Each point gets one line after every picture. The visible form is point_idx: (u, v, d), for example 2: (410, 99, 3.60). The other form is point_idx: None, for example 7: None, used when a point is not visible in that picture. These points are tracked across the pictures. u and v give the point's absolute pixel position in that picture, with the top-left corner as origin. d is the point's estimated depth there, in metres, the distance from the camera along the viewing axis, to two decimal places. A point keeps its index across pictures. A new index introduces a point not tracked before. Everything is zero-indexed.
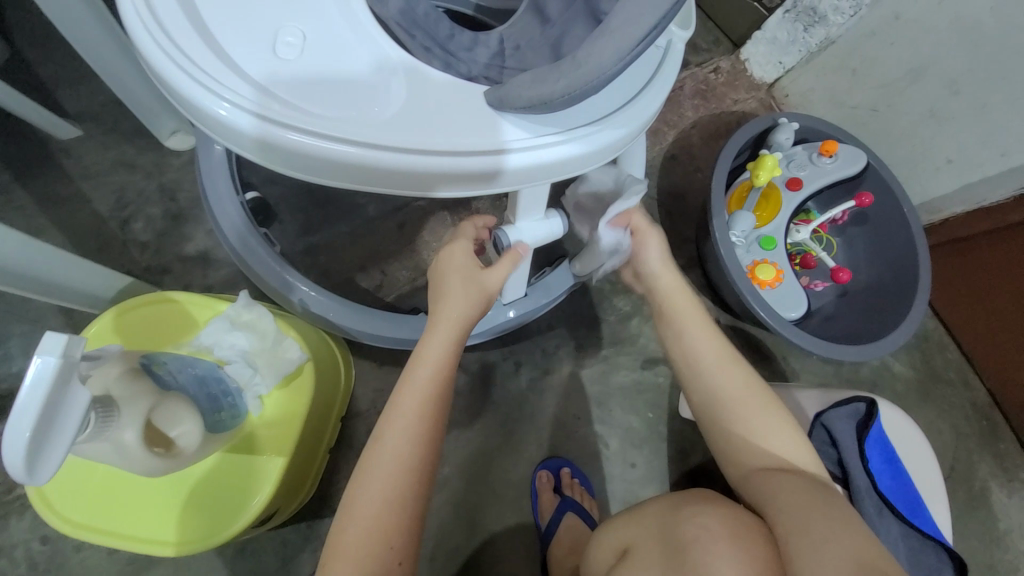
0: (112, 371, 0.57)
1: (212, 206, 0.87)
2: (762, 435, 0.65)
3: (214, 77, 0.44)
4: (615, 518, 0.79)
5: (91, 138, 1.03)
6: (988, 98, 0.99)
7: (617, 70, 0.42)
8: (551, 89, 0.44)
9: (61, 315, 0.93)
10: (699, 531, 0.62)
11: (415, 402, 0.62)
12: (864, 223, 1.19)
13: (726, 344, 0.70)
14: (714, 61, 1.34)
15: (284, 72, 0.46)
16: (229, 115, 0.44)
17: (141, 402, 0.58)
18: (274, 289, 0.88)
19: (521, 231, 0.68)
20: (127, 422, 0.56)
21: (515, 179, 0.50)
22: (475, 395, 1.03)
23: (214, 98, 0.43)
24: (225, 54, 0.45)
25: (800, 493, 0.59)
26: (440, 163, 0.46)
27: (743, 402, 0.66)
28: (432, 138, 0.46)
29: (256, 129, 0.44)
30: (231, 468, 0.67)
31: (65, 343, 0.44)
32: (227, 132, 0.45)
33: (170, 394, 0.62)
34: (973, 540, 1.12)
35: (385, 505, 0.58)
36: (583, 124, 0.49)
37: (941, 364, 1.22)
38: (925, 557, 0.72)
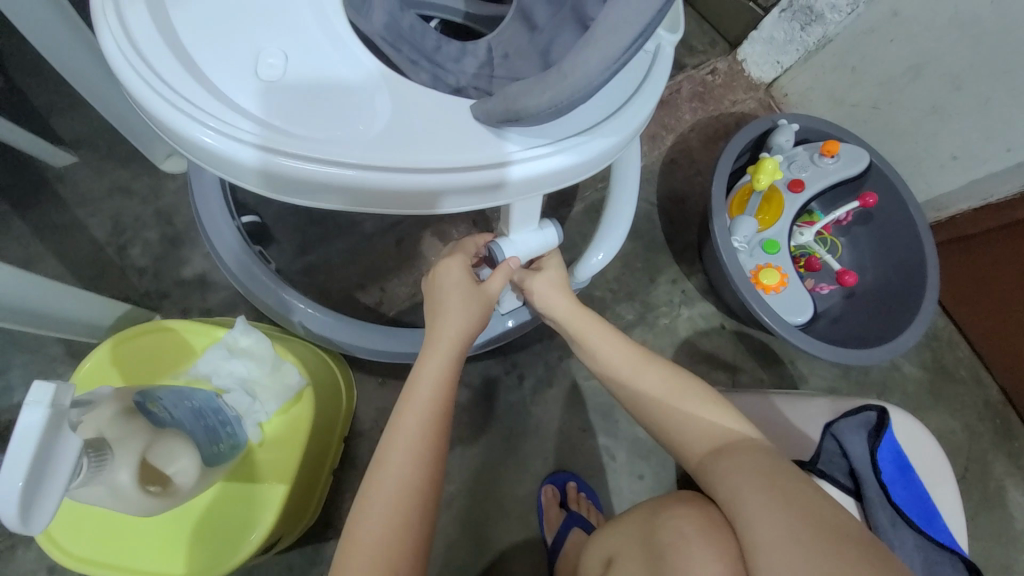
0: (105, 414, 0.58)
1: (206, 228, 0.86)
2: (685, 414, 0.65)
3: (200, 106, 0.43)
4: (605, 525, 0.78)
5: (86, 164, 1.03)
6: (991, 93, 0.98)
7: (603, 80, 0.41)
8: (537, 101, 0.42)
9: (61, 343, 0.93)
10: (675, 537, 0.61)
11: (414, 419, 0.61)
12: (869, 223, 1.17)
13: (631, 344, 0.72)
14: (711, 63, 1.33)
15: (270, 96, 0.45)
16: (217, 144, 0.43)
17: (135, 441, 0.57)
18: (273, 309, 0.87)
19: (516, 244, 0.65)
20: (121, 464, 0.56)
21: (511, 192, 0.49)
22: (478, 409, 1.02)
23: (201, 128, 0.43)
24: (209, 82, 0.44)
25: (749, 468, 0.57)
26: (436, 179, 0.45)
27: (663, 396, 0.67)
28: (422, 155, 0.45)
29: (243, 155, 0.43)
30: (231, 498, 0.66)
31: (53, 392, 0.44)
32: (218, 161, 0.44)
33: (165, 432, 0.61)
34: (991, 543, 1.09)
35: (391, 525, 0.57)
36: (574, 133, 0.48)
37: (951, 363, 1.20)
38: (940, 568, 0.69)
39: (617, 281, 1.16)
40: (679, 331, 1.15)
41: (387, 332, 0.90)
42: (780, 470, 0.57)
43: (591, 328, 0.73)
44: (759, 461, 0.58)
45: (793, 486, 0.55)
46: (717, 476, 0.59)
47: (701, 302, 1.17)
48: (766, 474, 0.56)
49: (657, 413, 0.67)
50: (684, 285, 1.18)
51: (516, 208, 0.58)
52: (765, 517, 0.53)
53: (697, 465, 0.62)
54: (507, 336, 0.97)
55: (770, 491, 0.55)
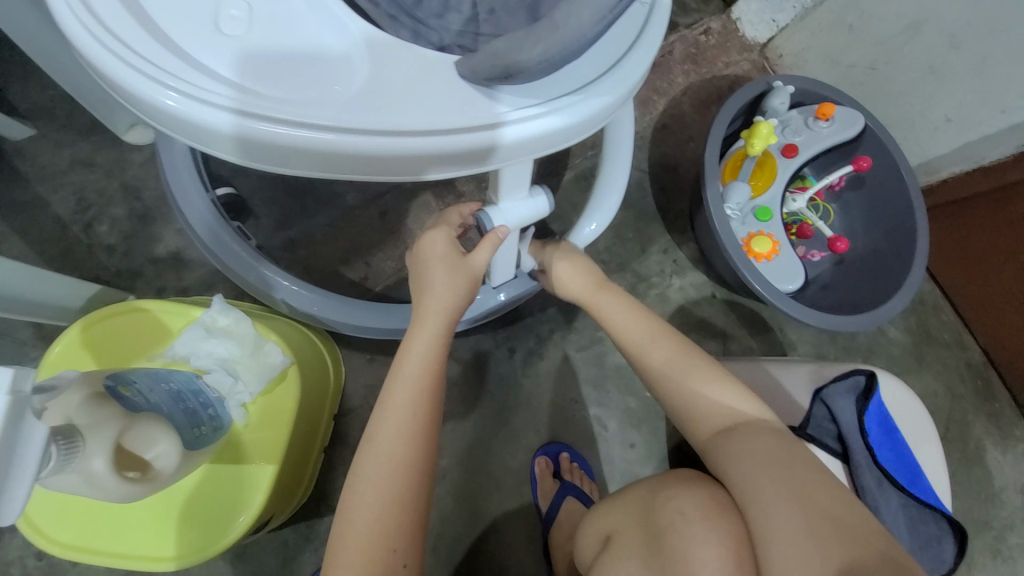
0: (74, 398, 0.55)
1: (178, 202, 0.81)
2: (697, 389, 0.65)
3: (158, 64, 0.38)
4: (600, 504, 0.77)
5: (44, 136, 0.96)
6: (988, 52, 0.94)
7: (597, 33, 0.38)
8: (526, 56, 0.39)
9: (33, 327, 0.89)
10: (676, 516, 0.62)
11: (406, 401, 0.60)
12: (860, 188, 1.16)
13: (654, 319, 0.72)
14: (704, 22, 1.27)
15: (235, 52, 0.40)
16: (179, 105, 0.39)
17: (108, 427, 0.56)
18: (253, 286, 0.83)
19: (506, 212, 0.60)
20: (94, 450, 0.54)
21: (501, 157, 0.45)
22: (469, 383, 1.01)
23: (158, 88, 0.38)
24: (164, 37, 0.39)
25: (764, 452, 0.58)
26: (423, 143, 0.42)
27: (676, 370, 0.66)
28: (404, 118, 0.41)
29: (206, 118, 0.39)
30: (221, 479, 0.66)
31: (13, 377, 0.42)
32: (180, 125, 0.40)
33: (141, 416, 0.60)
34: (969, 499, 1.14)
35: (387, 506, 0.56)
36: (566, 93, 0.44)
37: (936, 326, 1.22)
38: (924, 526, 0.72)
39: (608, 251, 1.15)
40: (671, 302, 1.14)
41: (375, 309, 0.88)
42: (795, 456, 0.57)
43: (614, 307, 0.73)
44: (774, 446, 0.58)
45: (808, 475, 0.55)
46: (729, 456, 0.59)
47: (692, 271, 1.16)
48: (782, 463, 0.56)
49: (668, 387, 0.66)
50: (676, 255, 1.16)
51: (506, 172, 0.54)
52: (778, 509, 0.53)
53: (707, 439, 0.62)
54: (497, 309, 0.94)
55: (783, 481, 0.55)
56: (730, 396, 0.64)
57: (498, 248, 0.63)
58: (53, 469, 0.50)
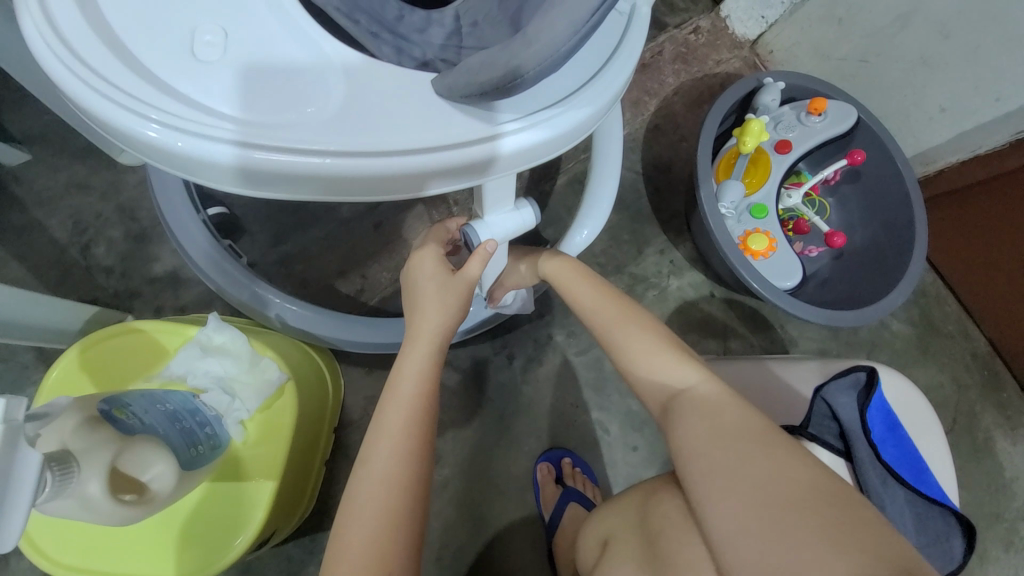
0: (68, 424, 0.56)
1: (172, 226, 0.82)
2: (646, 366, 0.59)
3: (140, 96, 0.39)
4: (603, 507, 0.76)
5: (40, 161, 0.97)
6: (979, 41, 0.94)
7: (571, 49, 0.38)
8: (500, 72, 0.39)
9: (33, 350, 0.90)
10: (664, 521, 0.60)
11: (401, 418, 0.60)
12: (857, 181, 1.15)
13: (601, 289, 0.68)
14: (694, 21, 1.27)
15: (213, 79, 0.40)
16: (163, 136, 0.39)
17: (103, 451, 0.56)
18: (245, 305, 0.83)
19: (492, 226, 0.61)
20: (89, 476, 0.55)
21: (482, 171, 0.45)
22: (468, 392, 1.01)
23: (140, 120, 0.39)
24: (144, 68, 0.40)
25: (702, 429, 0.50)
26: (405, 163, 0.42)
27: (617, 332, 0.63)
28: (384, 138, 0.41)
29: (189, 148, 0.39)
30: (219, 498, 0.66)
31: (7, 407, 0.42)
32: (166, 156, 0.40)
33: (136, 438, 0.60)
34: (980, 492, 1.12)
35: (382, 527, 0.55)
36: (545, 107, 0.44)
37: (940, 318, 1.20)
38: (932, 521, 0.72)
39: (604, 254, 1.14)
40: (669, 303, 1.14)
41: (371, 323, 0.88)
42: (741, 426, 0.49)
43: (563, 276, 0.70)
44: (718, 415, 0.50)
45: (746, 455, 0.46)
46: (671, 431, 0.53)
47: (689, 271, 1.16)
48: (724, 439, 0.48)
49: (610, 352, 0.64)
50: (672, 255, 1.16)
51: (489, 186, 0.54)
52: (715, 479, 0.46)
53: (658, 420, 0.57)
54: (492, 319, 0.96)
55: (719, 459, 0.47)
56: (680, 366, 0.57)
57: (487, 263, 0.63)
58: (49, 494, 0.51)
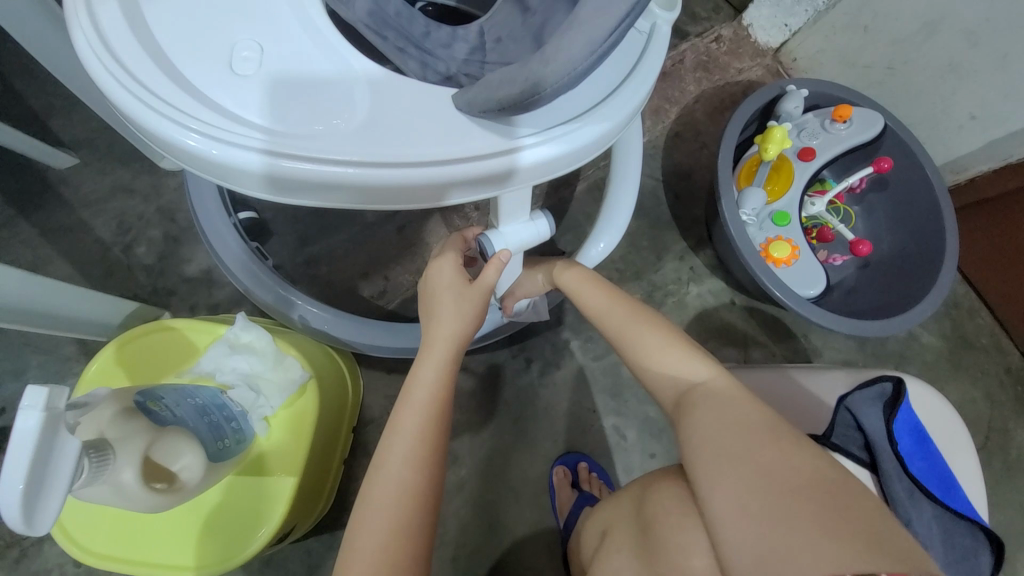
0: (105, 413, 0.58)
1: (206, 230, 0.86)
2: (659, 365, 0.59)
3: (182, 107, 0.42)
4: (609, 497, 0.76)
5: (88, 165, 1.03)
6: (1009, 48, 0.92)
7: (586, 67, 0.39)
8: (518, 89, 0.40)
9: (76, 343, 0.95)
10: (660, 510, 0.59)
11: (415, 423, 0.61)
12: (884, 189, 1.13)
13: (617, 293, 0.68)
14: (715, 30, 1.28)
15: (247, 91, 0.43)
16: (201, 145, 0.42)
17: (137, 440, 0.58)
18: (272, 307, 0.86)
19: (506, 235, 0.62)
20: (124, 462, 0.57)
21: (497, 182, 0.47)
22: (486, 395, 1.02)
23: (181, 129, 0.41)
24: (186, 82, 0.43)
25: (718, 423, 0.49)
26: (423, 174, 0.44)
27: (632, 336, 0.63)
28: (404, 150, 0.43)
29: (222, 154, 0.42)
30: (240, 490, 0.68)
31: (47, 395, 0.46)
32: (203, 164, 0.43)
33: (168, 430, 0.62)
34: (1016, 513, 1.07)
35: (390, 536, 0.56)
36: (561, 122, 0.46)
37: (972, 330, 1.17)
38: (959, 537, 0.69)
39: (623, 260, 1.15)
40: (688, 309, 1.13)
41: (389, 327, 0.90)
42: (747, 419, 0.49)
43: (579, 283, 0.71)
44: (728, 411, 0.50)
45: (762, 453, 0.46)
46: (680, 423, 0.53)
47: (709, 278, 1.15)
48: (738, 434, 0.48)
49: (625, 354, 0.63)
50: (692, 262, 1.16)
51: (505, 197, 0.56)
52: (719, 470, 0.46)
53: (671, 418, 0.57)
54: (508, 325, 0.97)
55: (731, 452, 0.47)
56: (694, 364, 0.57)
57: (502, 272, 0.64)
58: (85, 480, 0.53)
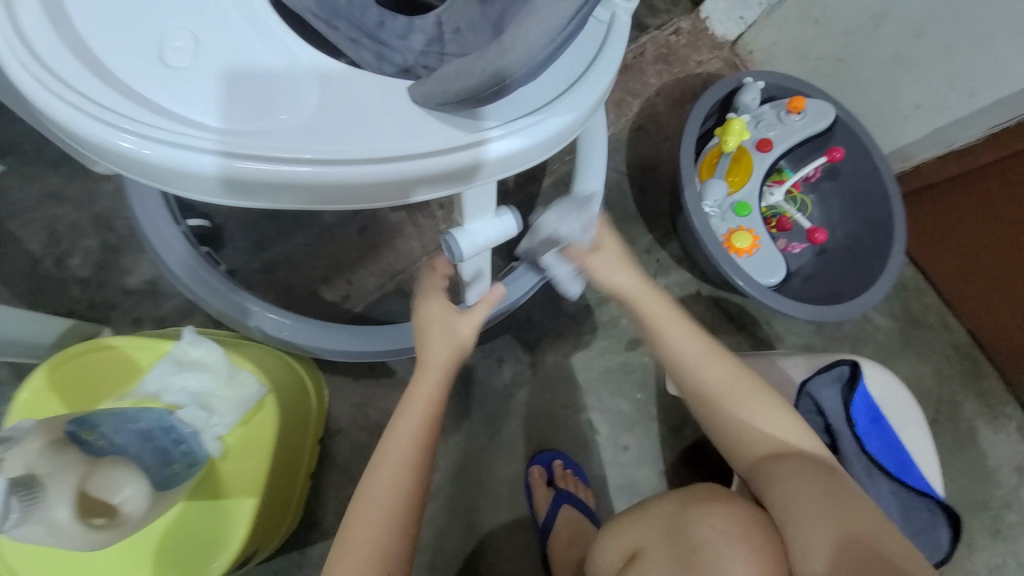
0: (33, 447, 0.53)
1: (149, 237, 0.80)
2: (755, 418, 0.65)
3: (110, 103, 0.38)
4: (615, 519, 0.76)
5: (11, 171, 0.95)
6: (951, 39, 0.96)
7: (545, 58, 0.37)
8: (476, 80, 0.38)
9: (7, 367, 0.88)
10: (711, 532, 0.61)
11: (411, 429, 0.62)
12: (837, 178, 1.17)
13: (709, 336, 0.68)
14: (675, 22, 1.28)
15: (183, 86, 0.39)
16: (134, 145, 0.38)
17: (69, 474, 0.54)
18: (228, 317, 0.81)
19: (473, 234, 0.58)
20: (57, 499, 0.53)
21: (461, 178, 0.45)
22: (458, 397, 1.00)
23: (110, 129, 0.38)
24: (110, 77, 0.39)
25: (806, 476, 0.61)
26: (382, 170, 0.41)
27: (731, 390, 0.65)
28: (361, 146, 0.41)
29: (157, 156, 0.38)
30: (201, 516, 0.65)
31: None
32: (138, 166, 0.39)
33: (107, 459, 0.57)
34: (965, 481, 1.15)
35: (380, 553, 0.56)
36: (524, 115, 0.44)
37: (920, 310, 1.23)
38: (917, 510, 0.75)
39: None
40: None
41: (354, 331, 0.86)
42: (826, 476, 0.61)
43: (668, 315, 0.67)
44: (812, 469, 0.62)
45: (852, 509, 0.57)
46: (774, 477, 0.61)
47: (676, 269, 1.17)
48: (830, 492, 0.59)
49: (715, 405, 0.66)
50: (659, 254, 1.17)
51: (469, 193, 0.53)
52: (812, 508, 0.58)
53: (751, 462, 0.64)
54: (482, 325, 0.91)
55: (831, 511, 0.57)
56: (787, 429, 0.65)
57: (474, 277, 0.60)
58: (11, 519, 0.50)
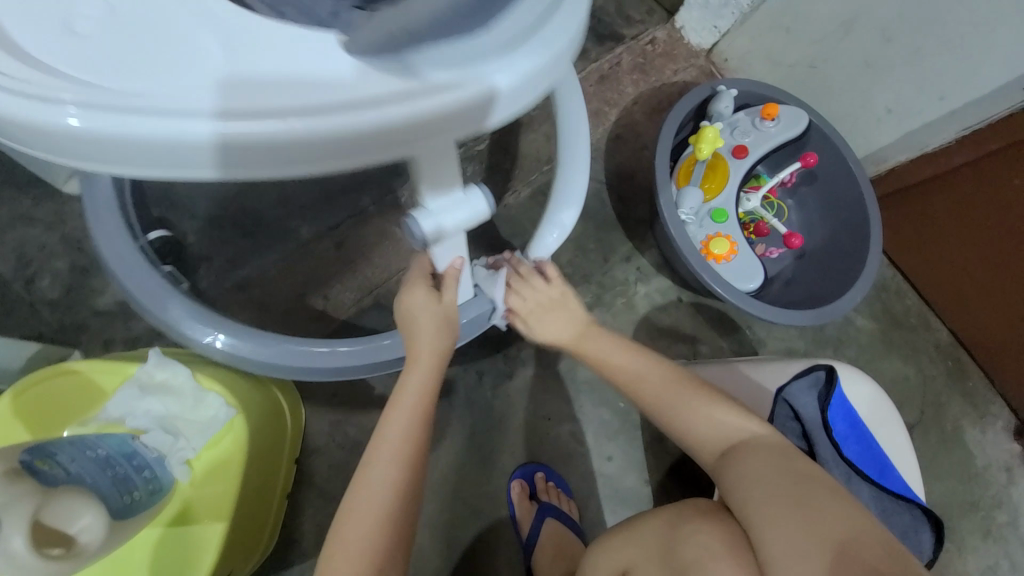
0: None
1: (105, 256, 0.72)
2: (720, 417, 0.66)
3: (55, 83, 0.28)
4: (607, 534, 0.75)
5: None
6: (921, 44, 0.98)
7: None
8: None
9: None
10: (699, 553, 0.61)
11: (402, 424, 0.62)
12: (814, 182, 1.18)
13: (649, 358, 0.73)
14: (650, 32, 1.30)
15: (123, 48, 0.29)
16: (100, 125, 0.27)
17: (24, 503, 0.54)
18: (178, 332, 0.72)
19: (439, 218, 0.46)
20: (11, 531, 0.52)
21: (510, 108, 0.31)
22: (438, 411, 0.99)
23: (37, 107, 0.27)
24: (44, 66, 0.29)
25: (770, 477, 0.60)
26: (402, 109, 0.29)
27: (687, 402, 0.68)
28: (367, 83, 0.29)
29: (107, 130, 0.27)
30: (170, 542, 0.65)
31: None
32: (106, 152, 0.28)
33: (60, 490, 0.57)
34: (954, 482, 1.15)
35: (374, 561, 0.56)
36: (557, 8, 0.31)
37: (902, 311, 1.24)
38: (899, 517, 0.74)
39: (571, 264, 1.15)
40: (637, 309, 1.15)
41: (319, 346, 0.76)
42: (800, 479, 0.59)
43: (602, 349, 0.73)
44: (780, 469, 0.60)
45: (808, 494, 0.57)
46: (732, 478, 0.61)
47: (656, 277, 1.17)
48: (784, 484, 0.58)
49: (677, 416, 0.68)
50: (639, 262, 1.17)
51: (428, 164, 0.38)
52: (777, 519, 0.56)
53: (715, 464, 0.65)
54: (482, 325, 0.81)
55: (798, 522, 0.55)
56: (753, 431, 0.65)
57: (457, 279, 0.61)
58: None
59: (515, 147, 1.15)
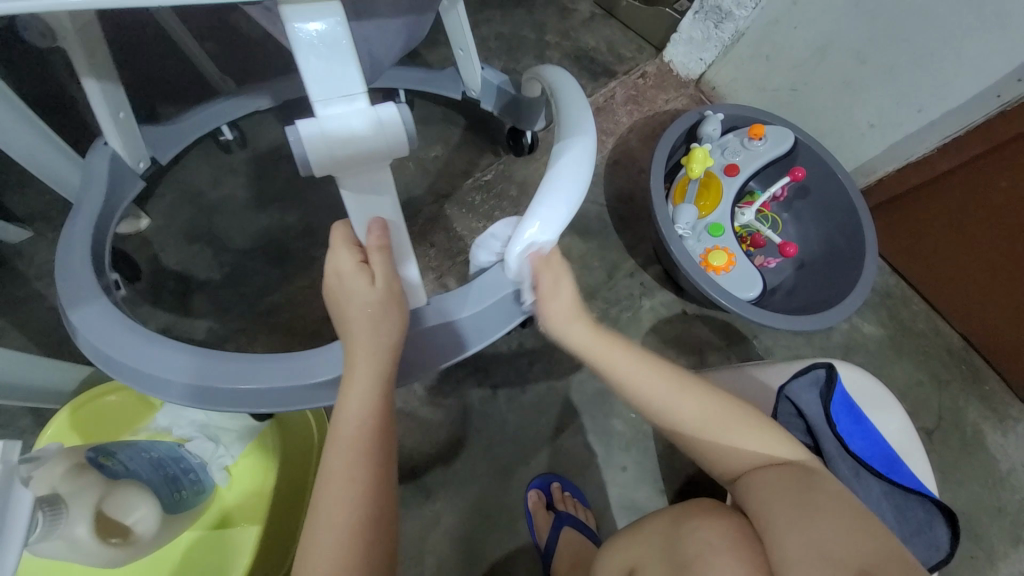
0: (57, 470, 0.56)
1: (60, 270, 0.73)
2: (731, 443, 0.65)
3: None
4: (614, 535, 0.77)
5: (43, 237, 1.04)
6: (894, 62, 1.05)
7: None
8: None
9: (31, 415, 0.94)
10: (701, 546, 0.62)
11: (343, 461, 0.57)
12: (807, 196, 1.24)
13: (666, 366, 0.67)
14: (641, 67, 1.41)
15: None
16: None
17: (89, 492, 0.57)
18: (83, 334, 0.69)
19: (328, 124, 0.44)
20: (77, 517, 0.55)
21: None
22: (455, 425, 1.03)
23: None
24: None
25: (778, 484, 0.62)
26: None
27: (698, 425, 0.65)
28: None
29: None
30: (208, 544, 0.71)
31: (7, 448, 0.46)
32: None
33: (121, 483, 0.61)
34: (980, 488, 1.13)
35: None
36: None
37: (908, 317, 1.25)
38: (912, 512, 0.74)
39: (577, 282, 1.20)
40: (644, 322, 1.19)
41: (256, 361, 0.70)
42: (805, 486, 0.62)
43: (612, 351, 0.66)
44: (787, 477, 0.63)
45: (820, 503, 0.60)
46: (745, 492, 0.63)
47: (660, 291, 1.22)
48: (798, 488, 0.61)
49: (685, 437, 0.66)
50: (642, 277, 1.22)
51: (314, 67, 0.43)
52: (793, 534, 0.57)
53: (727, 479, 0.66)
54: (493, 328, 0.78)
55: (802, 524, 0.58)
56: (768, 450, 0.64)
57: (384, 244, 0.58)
58: (38, 535, 0.52)
59: (519, 176, 1.24)
